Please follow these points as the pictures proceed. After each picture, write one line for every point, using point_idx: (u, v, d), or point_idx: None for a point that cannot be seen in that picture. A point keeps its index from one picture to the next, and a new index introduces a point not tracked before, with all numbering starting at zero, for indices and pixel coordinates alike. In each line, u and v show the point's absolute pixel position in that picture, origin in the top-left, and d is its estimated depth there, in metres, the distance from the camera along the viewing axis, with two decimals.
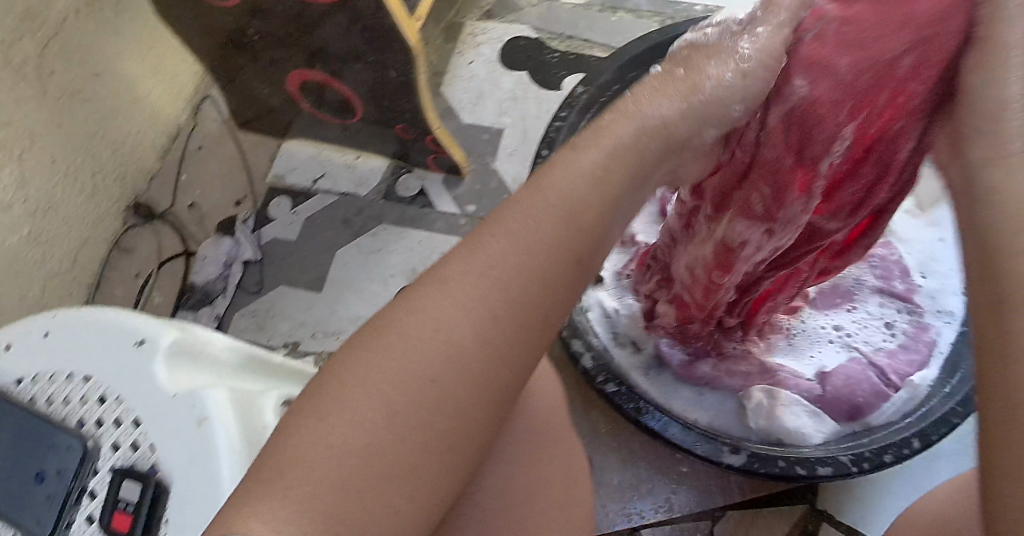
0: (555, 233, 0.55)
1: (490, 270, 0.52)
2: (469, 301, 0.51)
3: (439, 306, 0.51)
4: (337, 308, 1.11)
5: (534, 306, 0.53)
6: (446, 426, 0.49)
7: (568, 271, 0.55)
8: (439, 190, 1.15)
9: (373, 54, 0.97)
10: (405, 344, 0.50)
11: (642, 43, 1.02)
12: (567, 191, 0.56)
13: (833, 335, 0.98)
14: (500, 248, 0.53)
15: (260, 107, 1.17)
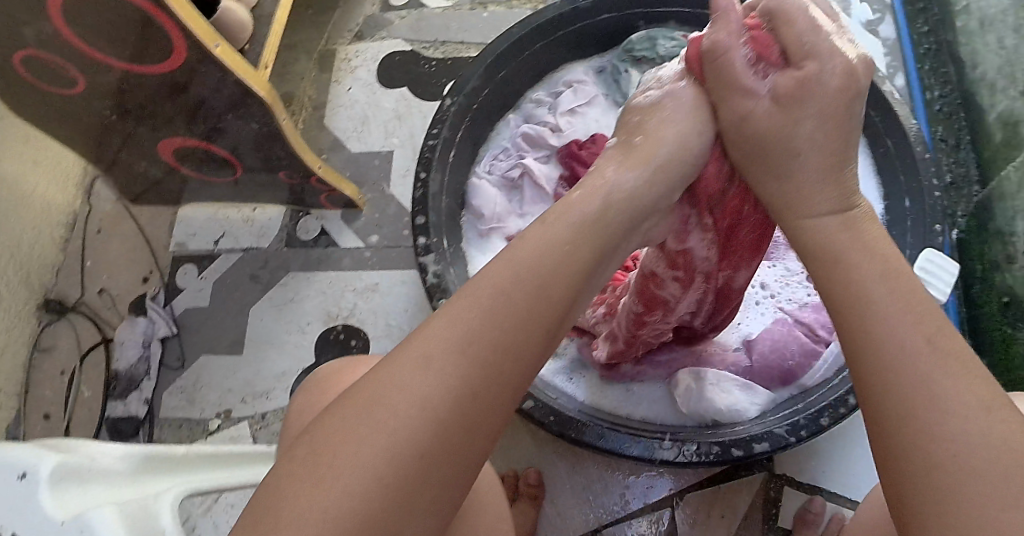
0: (511, 300, 0.51)
1: (481, 325, 0.49)
2: (460, 350, 0.48)
3: (427, 372, 0.47)
4: (261, 367, 1.09)
5: (515, 362, 0.50)
6: (425, 482, 0.45)
7: (547, 327, 0.52)
8: (340, 227, 1.12)
9: (243, 111, 0.94)
10: (400, 388, 0.46)
11: (504, 41, 0.95)
12: (538, 253, 0.54)
13: (757, 299, 0.95)
14: (488, 306, 0.51)
15: (146, 181, 1.13)
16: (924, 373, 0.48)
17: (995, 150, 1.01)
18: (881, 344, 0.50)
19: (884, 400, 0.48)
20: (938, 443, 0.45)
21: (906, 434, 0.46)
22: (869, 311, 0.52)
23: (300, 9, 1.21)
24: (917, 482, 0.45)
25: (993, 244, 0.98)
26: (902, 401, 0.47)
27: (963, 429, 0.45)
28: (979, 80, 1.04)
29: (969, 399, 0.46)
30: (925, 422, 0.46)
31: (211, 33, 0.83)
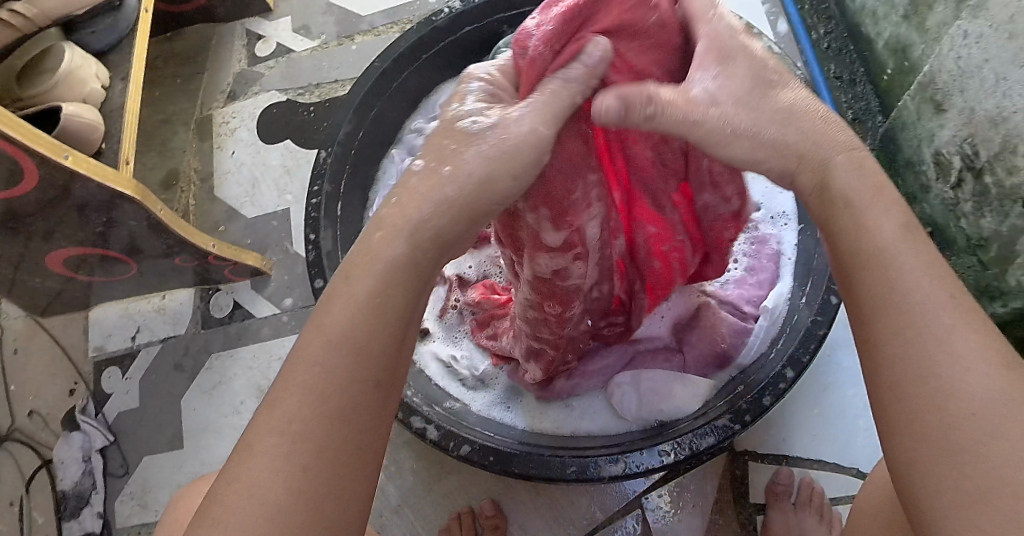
0: (344, 368, 0.48)
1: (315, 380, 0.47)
2: (297, 421, 0.46)
3: (255, 462, 0.45)
4: (206, 455, 1.03)
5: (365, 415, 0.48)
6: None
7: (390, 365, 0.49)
8: (252, 296, 1.09)
9: (130, 204, 0.90)
10: (247, 479, 0.45)
11: (366, 80, 0.92)
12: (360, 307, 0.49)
13: None
14: (320, 358, 0.48)
15: (48, 294, 1.06)
16: (941, 336, 0.45)
17: (890, 79, 1.01)
18: (897, 302, 0.47)
19: (899, 365, 0.46)
20: (959, 407, 0.43)
21: (922, 400, 0.45)
22: (883, 270, 0.48)
23: (168, 82, 1.18)
24: (935, 449, 0.43)
25: (905, 176, 0.98)
26: (921, 365, 0.45)
27: (981, 391, 0.43)
28: (861, 10, 1.05)
29: (985, 360, 0.44)
30: (938, 385, 0.44)
31: (57, 145, 0.80)
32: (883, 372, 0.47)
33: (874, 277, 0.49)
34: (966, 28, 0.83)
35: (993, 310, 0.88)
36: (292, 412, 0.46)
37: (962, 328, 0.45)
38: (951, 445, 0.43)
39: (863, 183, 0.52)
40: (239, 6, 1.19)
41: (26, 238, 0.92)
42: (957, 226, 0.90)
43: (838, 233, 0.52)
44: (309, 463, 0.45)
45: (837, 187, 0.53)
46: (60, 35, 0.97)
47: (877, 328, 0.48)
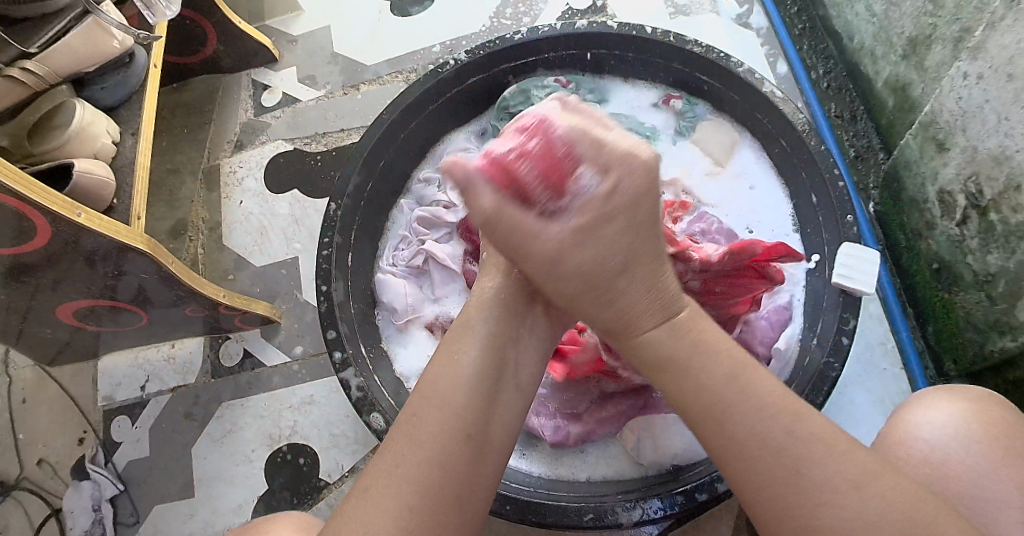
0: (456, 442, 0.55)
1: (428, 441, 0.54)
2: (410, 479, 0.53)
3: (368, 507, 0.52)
4: (217, 503, 1.02)
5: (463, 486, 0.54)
6: None
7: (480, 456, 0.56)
8: (262, 344, 1.09)
9: (140, 256, 0.90)
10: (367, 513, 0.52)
11: (376, 129, 0.93)
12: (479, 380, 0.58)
13: None
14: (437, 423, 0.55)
15: (57, 344, 1.06)
16: (813, 458, 0.52)
17: (891, 118, 1.04)
18: (756, 442, 0.53)
19: (771, 497, 0.52)
20: (828, 527, 0.50)
21: (796, 524, 0.51)
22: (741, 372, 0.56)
23: (176, 131, 1.19)
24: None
25: (909, 213, 0.99)
26: (799, 486, 0.51)
27: (850, 506, 0.50)
28: (859, 50, 1.08)
29: (846, 474, 0.51)
30: (816, 509, 0.51)
31: (70, 203, 0.80)
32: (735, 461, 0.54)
33: (716, 421, 0.54)
34: (966, 69, 0.84)
35: (1003, 345, 0.87)
36: (399, 458, 0.54)
37: (820, 454, 0.52)
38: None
39: None
40: (244, 57, 1.21)
41: (35, 288, 0.91)
42: (964, 261, 0.91)
43: (668, 390, 0.57)
44: (414, 504, 0.52)
45: None
46: (70, 93, 0.94)
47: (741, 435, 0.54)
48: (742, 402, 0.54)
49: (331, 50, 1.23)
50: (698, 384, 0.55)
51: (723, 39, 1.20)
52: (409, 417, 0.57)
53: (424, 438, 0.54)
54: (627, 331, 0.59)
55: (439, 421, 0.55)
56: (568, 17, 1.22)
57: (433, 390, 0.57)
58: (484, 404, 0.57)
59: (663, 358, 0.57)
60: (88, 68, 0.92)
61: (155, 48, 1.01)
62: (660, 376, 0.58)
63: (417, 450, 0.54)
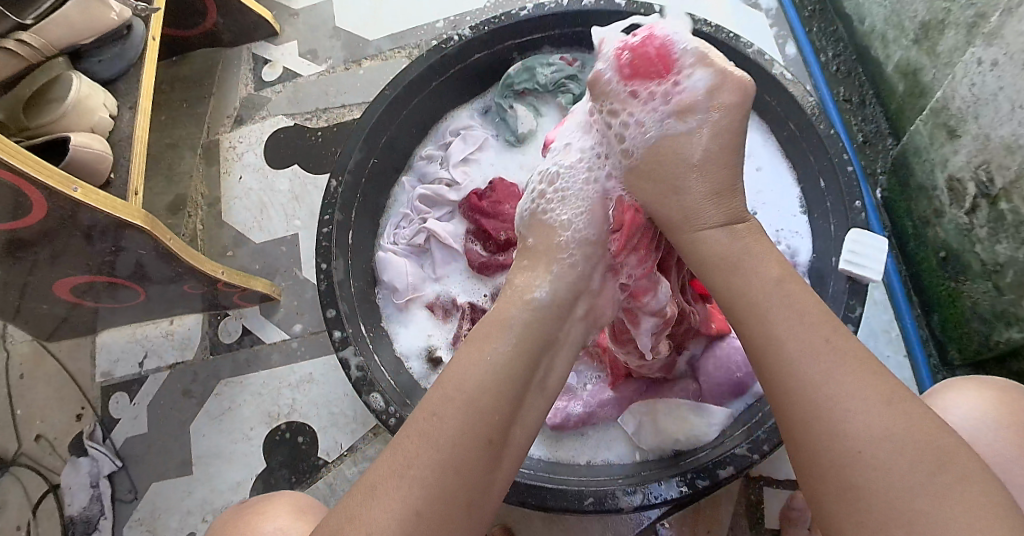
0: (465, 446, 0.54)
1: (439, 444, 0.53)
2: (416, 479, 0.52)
3: (372, 510, 0.51)
4: (215, 481, 1.02)
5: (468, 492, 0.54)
6: None
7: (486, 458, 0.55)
8: (261, 322, 1.09)
9: (138, 233, 0.89)
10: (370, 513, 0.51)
11: (378, 105, 0.91)
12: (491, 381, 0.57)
13: None
14: (450, 425, 0.54)
15: (54, 320, 1.05)
16: (842, 372, 0.52)
17: (900, 103, 1.03)
18: (794, 343, 0.54)
19: (795, 404, 0.53)
20: (846, 436, 0.50)
21: (818, 429, 0.52)
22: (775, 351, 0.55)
23: (175, 105, 1.17)
24: (838, 473, 0.50)
25: (917, 200, 0.98)
26: (829, 443, 0.51)
27: (872, 417, 0.50)
28: (870, 33, 1.06)
29: (876, 389, 0.52)
30: (834, 417, 0.51)
31: (65, 178, 0.79)
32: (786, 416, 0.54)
33: (761, 320, 0.56)
34: (980, 56, 0.82)
35: (1008, 335, 0.86)
36: (412, 459, 0.53)
37: (850, 370, 0.53)
38: (847, 475, 0.50)
39: None
40: (244, 30, 1.19)
41: (32, 263, 0.90)
42: (971, 250, 0.90)
43: (718, 286, 0.60)
44: (422, 507, 0.51)
45: None
46: (67, 65, 0.93)
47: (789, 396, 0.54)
48: (788, 298, 0.56)
49: (333, 24, 1.21)
50: (748, 280, 0.58)
51: (731, 20, 1.18)
52: (425, 415, 0.55)
53: (443, 442, 0.54)
54: (684, 227, 0.63)
55: (459, 422, 0.55)
56: None
57: (456, 388, 0.56)
58: (505, 414, 0.57)
59: (724, 256, 0.60)
60: (85, 41, 0.90)
61: (153, 20, 0.99)
62: (712, 275, 0.61)
63: (431, 452, 0.53)
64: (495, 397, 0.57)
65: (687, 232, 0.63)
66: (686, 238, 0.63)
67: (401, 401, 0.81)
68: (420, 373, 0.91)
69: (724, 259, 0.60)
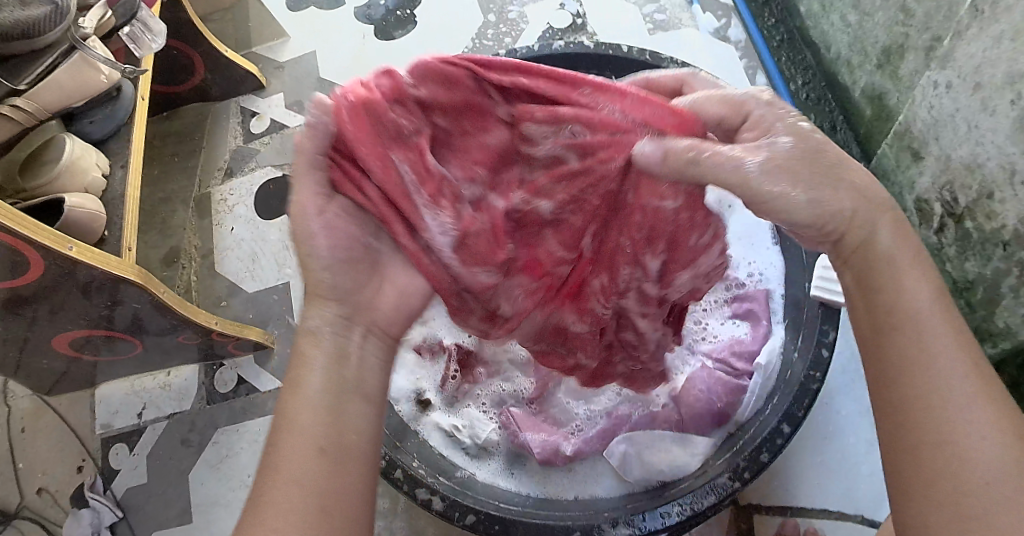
0: (317, 467, 0.54)
1: (281, 469, 0.53)
2: (278, 510, 0.52)
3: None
4: (215, 529, 1.03)
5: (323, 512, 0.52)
6: None
7: (335, 476, 0.54)
8: (256, 370, 1.11)
9: (131, 286, 0.91)
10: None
11: None
12: (319, 391, 0.57)
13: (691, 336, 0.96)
14: (294, 446, 0.54)
15: (54, 374, 1.07)
16: (954, 423, 0.52)
17: (869, 127, 1.06)
18: (930, 375, 0.53)
19: (920, 424, 0.53)
20: (986, 472, 0.50)
21: (934, 433, 0.52)
22: (919, 333, 0.55)
23: (166, 160, 1.21)
24: (952, 508, 0.50)
25: None
26: (945, 441, 0.51)
27: (1003, 458, 0.50)
28: (836, 60, 1.10)
29: (1005, 430, 0.51)
30: (963, 453, 0.51)
31: (61, 238, 0.82)
32: (905, 416, 0.54)
33: (909, 340, 0.55)
34: (936, 80, 0.85)
35: (984, 351, 0.88)
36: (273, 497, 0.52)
37: (980, 403, 0.52)
38: (964, 502, 0.49)
39: (900, 244, 0.59)
40: (231, 85, 1.23)
41: (31, 319, 0.93)
42: (943, 270, 0.92)
43: (880, 298, 0.57)
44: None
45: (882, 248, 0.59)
46: (60, 128, 0.98)
47: (905, 392, 0.54)
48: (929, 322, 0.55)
49: (318, 76, 1.26)
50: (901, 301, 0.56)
51: (703, 53, 1.22)
52: (273, 457, 0.54)
53: (293, 468, 0.53)
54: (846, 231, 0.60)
55: (301, 455, 0.54)
56: (549, 36, 1.24)
57: (292, 417, 0.56)
58: (339, 424, 0.56)
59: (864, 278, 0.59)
60: (76, 104, 0.94)
61: (142, 82, 1.03)
62: (878, 279, 0.58)
63: (284, 479, 0.53)
64: (321, 414, 0.56)
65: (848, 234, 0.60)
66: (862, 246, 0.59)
67: (390, 443, 0.83)
68: (409, 415, 0.93)
69: (889, 261, 0.58)
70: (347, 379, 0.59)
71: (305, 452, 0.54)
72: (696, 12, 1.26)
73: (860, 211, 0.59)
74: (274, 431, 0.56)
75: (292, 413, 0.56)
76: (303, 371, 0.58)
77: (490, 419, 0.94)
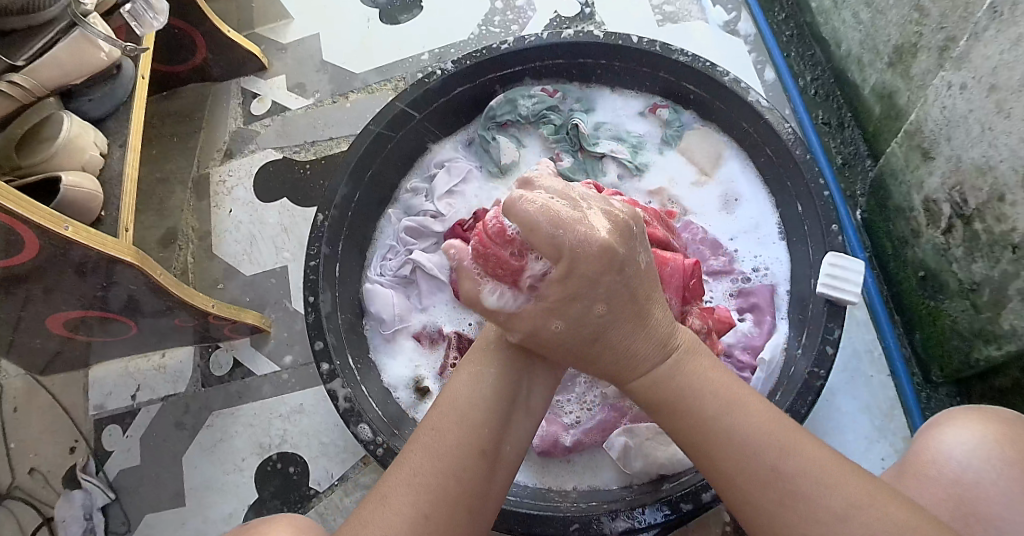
0: (464, 454, 0.59)
1: (435, 442, 0.59)
2: (422, 482, 0.57)
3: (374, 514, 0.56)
4: (208, 513, 1.02)
5: (465, 500, 0.58)
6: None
7: (479, 469, 0.59)
8: (251, 353, 1.10)
9: (128, 267, 0.90)
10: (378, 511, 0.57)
11: (363, 140, 0.93)
12: (492, 386, 0.63)
13: None
14: (453, 430, 0.60)
15: (47, 353, 1.05)
16: (792, 496, 0.55)
17: (877, 125, 1.05)
18: (748, 471, 0.57)
19: (758, 509, 0.56)
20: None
21: (774, 512, 0.55)
22: (718, 434, 0.59)
23: (165, 139, 1.19)
24: None
25: (896, 221, 0.99)
26: (788, 518, 0.55)
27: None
28: (846, 57, 1.08)
29: (834, 505, 0.54)
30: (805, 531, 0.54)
31: (57, 217, 0.80)
32: (743, 504, 0.57)
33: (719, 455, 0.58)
34: (950, 80, 0.84)
35: (988, 353, 0.87)
36: (417, 468, 0.58)
37: (808, 480, 0.55)
38: None
39: (673, 374, 0.62)
40: (232, 65, 1.21)
41: (26, 298, 0.91)
42: (949, 270, 0.91)
43: (675, 419, 0.61)
44: (428, 512, 0.56)
45: (662, 387, 0.62)
46: (57, 105, 0.95)
47: (733, 485, 0.58)
48: (735, 425, 0.58)
49: (320, 58, 1.24)
50: (691, 420, 0.60)
51: (712, 46, 1.21)
52: (427, 430, 0.61)
53: (444, 452, 0.59)
54: (626, 376, 0.63)
55: (456, 436, 0.60)
56: (556, 25, 1.22)
57: (453, 406, 0.62)
58: (497, 426, 0.62)
59: (667, 396, 0.62)
60: (74, 81, 0.92)
61: (141, 60, 1.01)
62: (665, 410, 0.62)
63: (433, 460, 0.58)
64: (487, 404, 0.62)
65: (629, 380, 0.63)
66: (632, 386, 0.64)
67: (388, 431, 0.82)
68: (407, 403, 0.91)
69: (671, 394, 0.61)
70: (512, 384, 0.65)
71: (461, 440, 0.60)
72: (705, 5, 1.23)
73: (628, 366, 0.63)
74: (439, 412, 0.62)
75: (454, 401, 0.62)
76: (482, 365, 0.65)
77: None
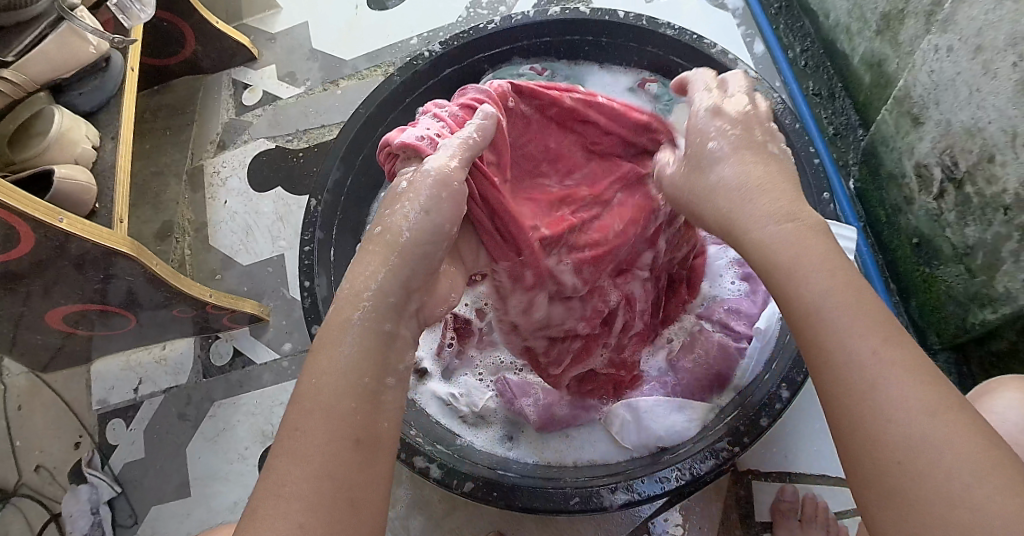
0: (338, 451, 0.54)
1: (302, 443, 0.54)
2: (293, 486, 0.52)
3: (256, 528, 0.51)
4: (212, 503, 1.03)
5: (347, 496, 0.53)
6: None
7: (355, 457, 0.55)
8: (251, 342, 1.11)
9: (125, 260, 0.90)
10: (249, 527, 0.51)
11: (353, 124, 0.94)
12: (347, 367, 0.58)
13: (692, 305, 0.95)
14: (317, 425, 0.55)
15: (49, 350, 1.06)
16: (879, 386, 0.51)
17: (867, 93, 1.05)
18: (840, 356, 0.53)
19: (839, 403, 0.52)
20: (894, 446, 0.49)
21: (856, 404, 0.51)
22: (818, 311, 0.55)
23: (157, 133, 1.20)
24: (880, 487, 0.49)
25: (888, 188, 0.99)
26: (868, 407, 0.51)
27: (923, 429, 0.49)
28: (835, 26, 1.08)
29: (922, 400, 0.49)
30: (883, 425, 0.50)
31: (51, 210, 0.81)
32: (824, 392, 0.54)
33: (820, 341, 0.54)
34: (937, 42, 0.84)
35: (983, 317, 0.87)
36: (287, 476, 0.53)
37: (898, 375, 0.51)
38: (889, 480, 0.49)
39: (785, 232, 0.59)
40: (222, 57, 1.22)
41: (24, 295, 0.92)
42: (942, 236, 0.91)
43: (776, 289, 0.58)
44: (305, 521, 0.51)
45: (765, 248, 0.60)
46: (48, 100, 0.95)
47: (821, 372, 0.54)
48: (841, 305, 0.54)
49: (310, 47, 1.24)
50: (799, 292, 0.56)
51: (700, 21, 1.21)
52: (288, 432, 0.55)
53: (312, 450, 0.53)
54: (740, 231, 0.61)
55: (324, 432, 0.54)
56: (544, 5, 1.22)
57: (314, 398, 0.56)
58: (367, 407, 0.57)
59: (776, 257, 0.59)
60: (64, 75, 0.93)
61: (130, 53, 1.01)
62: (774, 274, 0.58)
63: (303, 464, 0.53)
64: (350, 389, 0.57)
65: (744, 232, 0.61)
66: (744, 240, 0.61)
67: None
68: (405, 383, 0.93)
69: (781, 260, 0.58)
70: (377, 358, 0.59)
71: (337, 425, 0.55)
72: None
73: (738, 218, 0.62)
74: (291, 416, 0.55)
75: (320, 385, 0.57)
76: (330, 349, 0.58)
77: (489, 387, 0.93)
